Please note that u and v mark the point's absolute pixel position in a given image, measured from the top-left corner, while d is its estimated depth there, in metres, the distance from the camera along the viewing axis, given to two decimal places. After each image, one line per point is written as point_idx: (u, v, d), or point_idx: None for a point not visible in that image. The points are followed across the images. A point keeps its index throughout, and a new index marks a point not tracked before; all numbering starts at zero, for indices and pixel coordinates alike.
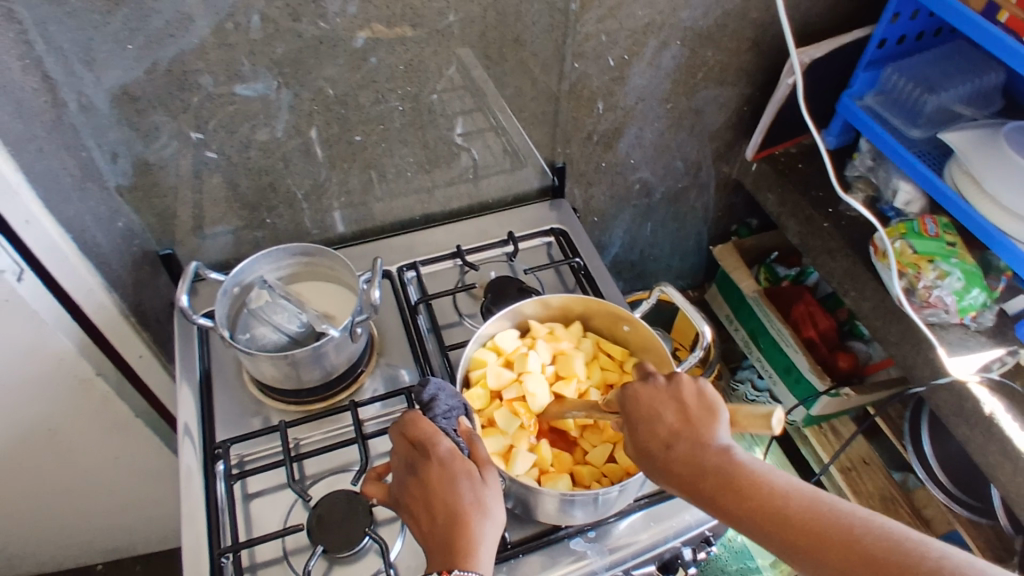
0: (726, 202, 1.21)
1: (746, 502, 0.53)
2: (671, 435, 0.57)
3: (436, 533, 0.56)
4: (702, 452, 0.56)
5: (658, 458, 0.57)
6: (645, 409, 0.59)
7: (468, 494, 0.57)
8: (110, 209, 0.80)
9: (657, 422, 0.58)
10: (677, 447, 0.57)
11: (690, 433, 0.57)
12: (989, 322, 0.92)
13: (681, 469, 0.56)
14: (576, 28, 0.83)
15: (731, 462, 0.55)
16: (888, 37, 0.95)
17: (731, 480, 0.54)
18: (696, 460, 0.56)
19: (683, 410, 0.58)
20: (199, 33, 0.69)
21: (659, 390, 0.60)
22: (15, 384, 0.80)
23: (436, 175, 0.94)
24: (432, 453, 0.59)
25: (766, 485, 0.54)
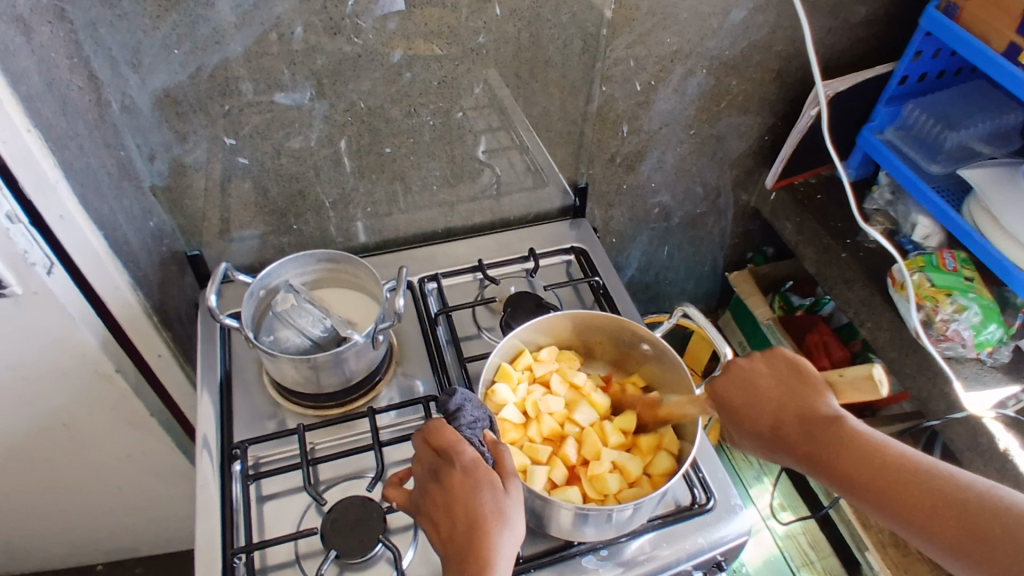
0: (743, 229, 1.22)
1: (851, 456, 0.58)
2: (776, 400, 0.63)
3: (457, 539, 0.57)
4: (807, 412, 0.62)
5: (757, 420, 0.63)
6: (744, 383, 0.64)
7: (489, 502, 0.58)
8: (143, 208, 0.82)
9: (758, 392, 0.64)
10: (781, 414, 0.62)
11: (790, 398, 0.63)
12: (1004, 359, 0.93)
13: (780, 430, 0.62)
14: (606, 53, 0.85)
15: (835, 421, 0.60)
16: (909, 74, 0.97)
17: (833, 437, 0.60)
18: (801, 420, 0.61)
19: (784, 379, 0.64)
20: (243, 42, 0.72)
21: (761, 364, 0.65)
22: (37, 376, 0.81)
23: (460, 190, 0.96)
24: (455, 460, 0.60)
25: (869, 443, 0.59)
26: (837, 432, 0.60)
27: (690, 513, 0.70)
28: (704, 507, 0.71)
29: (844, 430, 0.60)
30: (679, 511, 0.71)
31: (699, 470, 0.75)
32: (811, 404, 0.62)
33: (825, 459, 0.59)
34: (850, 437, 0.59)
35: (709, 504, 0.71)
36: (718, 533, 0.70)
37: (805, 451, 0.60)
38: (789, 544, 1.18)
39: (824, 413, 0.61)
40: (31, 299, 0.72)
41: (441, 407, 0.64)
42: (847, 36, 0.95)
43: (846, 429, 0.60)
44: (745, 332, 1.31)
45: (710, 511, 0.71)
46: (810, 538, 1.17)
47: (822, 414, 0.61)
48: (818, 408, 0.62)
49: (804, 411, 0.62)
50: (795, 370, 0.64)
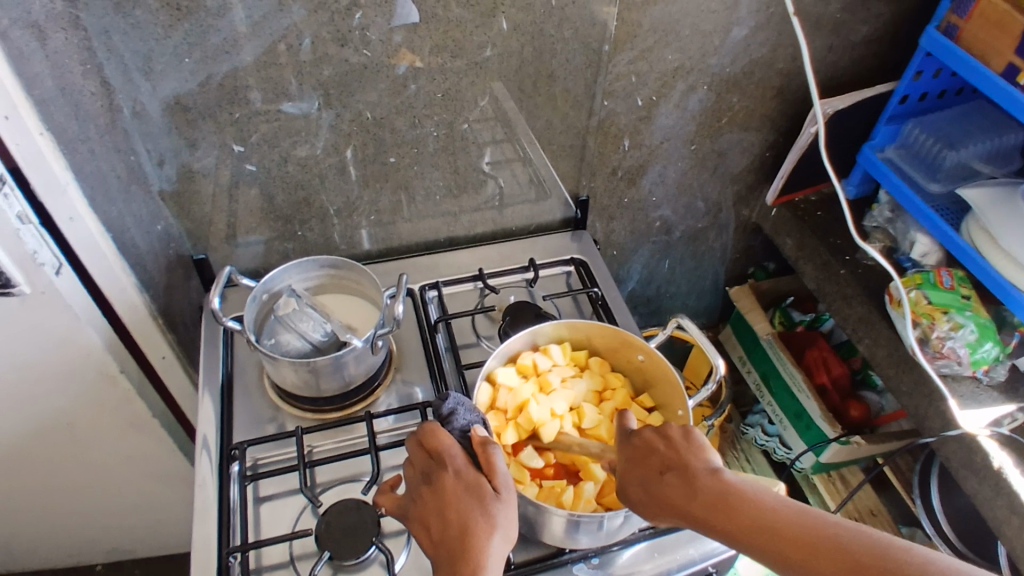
0: (744, 244, 1.23)
1: (742, 518, 0.55)
2: (665, 464, 0.60)
3: (447, 542, 0.58)
4: (694, 475, 0.58)
5: (649, 488, 0.59)
6: (639, 448, 0.62)
7: (481, 504, 0.58)
8: (152, 212, 0.84)
9: (647, 459, 0.61)
10: (669, 477, 0.59)
11: (678, 461, 0.60)
12: (1001, 377, 0.93)
13: (668, 493, 0.58)
14: (608, 68, 0.87)
15: (723, 482, 0.57)
16: (910, 94, 0.98)
17: (722, 497, 0.56)
18: (690, 483, 0.58)
19: (673, 442, 0.61)
20: (252, 51, 0.74)
21: (649, 434, 0.63)
22: (42, 375, 0.83)
23: (463, 201, 0.97)
24: (448, 462, 0.61)
25: (755, 500, 0.56)
26: (724, 492, 0.56)
27: (683, 523, 0.71)
28: None
29: (730, 490, 0.56)
30: (671, 521, 0.71)
31: None
32: (697, 466, 0.59)
33: (719, 525, 0.55)
34: (738, 498, 0.56)
35: None
36: (711, 545, 0.70)
37: (698, 517, 0.56)
38: None
39: (711, 471, 0.58)
40: (39, 298, 0.74)
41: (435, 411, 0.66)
42: (847, 55, 0.96)
43: (733, 490, 0.56)
44: (745, 347, 1.31)
45: None
46: None
47: (706, 474, 0.58)
48: (702, 469, 0.58)
49: (692, 472, 0.58)
50: (680, 435, 0.62)
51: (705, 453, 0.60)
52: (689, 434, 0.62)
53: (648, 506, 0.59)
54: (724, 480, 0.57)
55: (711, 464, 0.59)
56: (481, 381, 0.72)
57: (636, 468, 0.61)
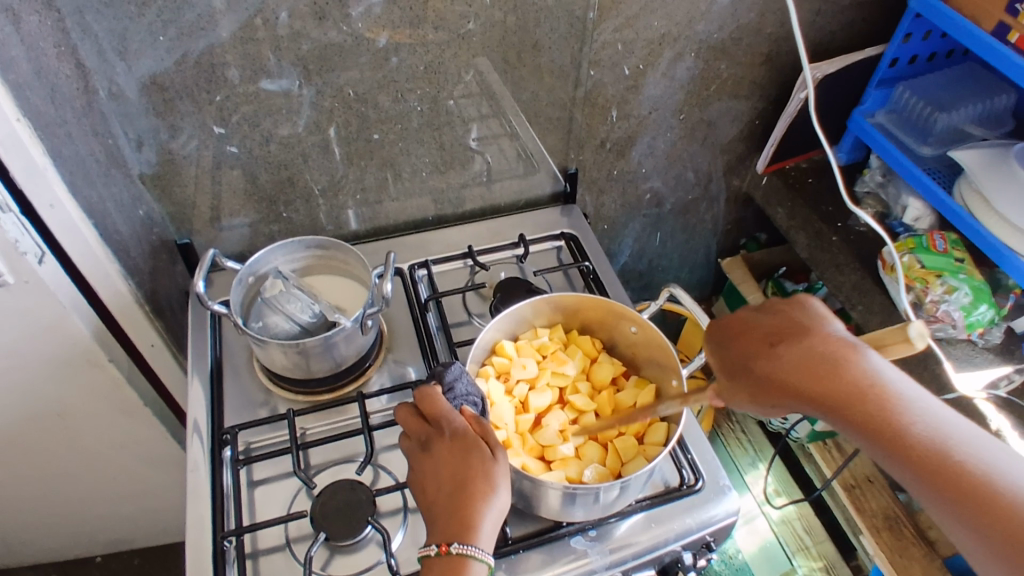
0: (736, 215, 1.22)
1: (868, 408, 0.51)
2: (776, 337, 0.56)
3: (442, 503, 0.57)
4: (809, 353, 0.54)
5: (767, 366, 0.54)
6: (745, 326, 0.59)
7: (476, 467, 0.58)
8: (133, 196, 0.82)
9: (754, 332, 0.58)
10: (780, 344, 0.55)
11: (790, 335, 0.56)
12: (996, 339, 0.93)
13: (783, 368, 0.54)
14: (594, 37, 0.85)
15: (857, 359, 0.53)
16: (899, 57, 0.97)
17: (847, 377, 0.52)
18: (815, 355, 0.54)
19: (785, 319, 0.58)
20: (227, 28, 0.71)
21: (771, 315, 0.59)
22: (29, 365, 0.82)
23: (450, 177, 0.96)
24: (446, 429, 0.60)
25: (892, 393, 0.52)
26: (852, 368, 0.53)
27: (679, 493, 0.70)
28: (693, 488, 0.71)
29: (844, 365, 0.53)
30: (667, 492, 0.71)
31: (687, 451, 0.75)
32: (816, 339, 0.55)
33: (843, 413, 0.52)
34: (873, 388, 0.52)
35: (698, 485, 0.71)
36: (708, 513, 0.70)
37: (813, 393, 0.53)
38: (785, 529, 1.18)
39: (829, 342, 0.55)
40: (22, 288, 0.72)
41: (436, 377, 0.65)
42: (837, 18, 0.95)
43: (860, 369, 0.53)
44: None
45: (698, 492, 0.71)
46: (805, 523, 1.18)
47: (826, 351, 0.54)
48: (822, 345, 0.55)
49: (816, 343, 0.54)
50: (796, 311, 0.59)
51: (829, 325, 0.57)
52: (808, 310, 0.58)
53: (756, 391, 0.54)
54: (845, 362, 0.53)
55: (837, 344, 0.55)
56: (501, 319, 0.73)
57: (744, 344, 0.57)
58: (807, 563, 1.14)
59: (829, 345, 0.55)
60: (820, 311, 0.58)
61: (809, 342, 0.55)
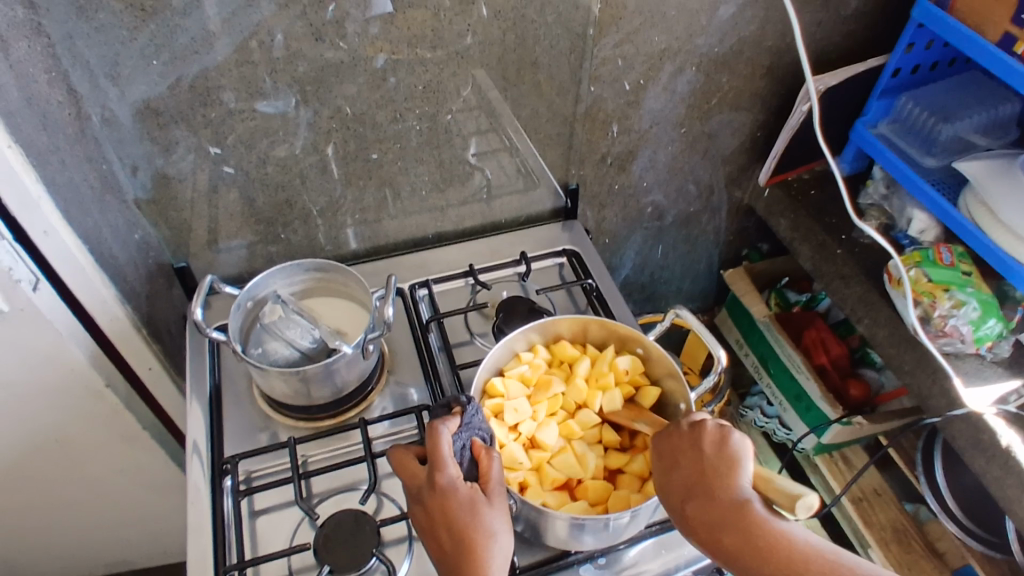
0: (738, 226, 1.21)
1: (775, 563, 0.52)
2: (691, 482, 0.57)
3: (448, 561, 0.55)
4: (720, 506, 0.55)
5: (686, 512, 0.56)
6: (672, 455, 0.60)
7: (478, 520, 0.56)
8: (128, 221, 0.81)
9: (676, 473, 0.58)
10: (693, 496, 0.56)
11: (709, 486, 0.56)
12: (1005, 352, 0.91)
13: (695, 517, 0.55)
14: (594, 53, 0.84)
15: (766, 521, 0.53)
16: (902, 66, 0.96)
17: (755, 542, 0.52)
18: (727, 520, 0.54)
19: (701, 458, 0.57)
20: (222, 51, 0.70)
21: (695, 447, 0.58)
22: (25, 394, 0.80)
23: (449, 194, 0.95)
24: (440, 483, 0.57)
25: (799, 551, 0.52)
26: (761, 531, 0.53)
27: None
28: None
29: (749, 517, 0.53)
30: None
31: None
32: (728, 486, 0.55)
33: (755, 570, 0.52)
34: (772, 545, 0.52)
35: None
36: None
37: (722, 547, 0.54)
38: None
39: (741, 504, 0.54)
40: (16, 317, 0.71)
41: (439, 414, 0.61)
42: (838, 30, 0.94)
43: (767, 533, 0.52)
44: (742, 330, 1.30)
45: None
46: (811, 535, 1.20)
47: (733, 501, 0.54)
48: (731, 494, 0.55)
49: (724, 506, 0.54)
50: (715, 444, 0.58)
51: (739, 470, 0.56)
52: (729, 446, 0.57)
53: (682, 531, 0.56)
54: (750, 512, 0.53)
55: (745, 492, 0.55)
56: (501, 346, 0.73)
57: (673, 481, 0.58)
58: None
59: (738, 492, 0.55)
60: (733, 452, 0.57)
61: (721, 490, 0.55)
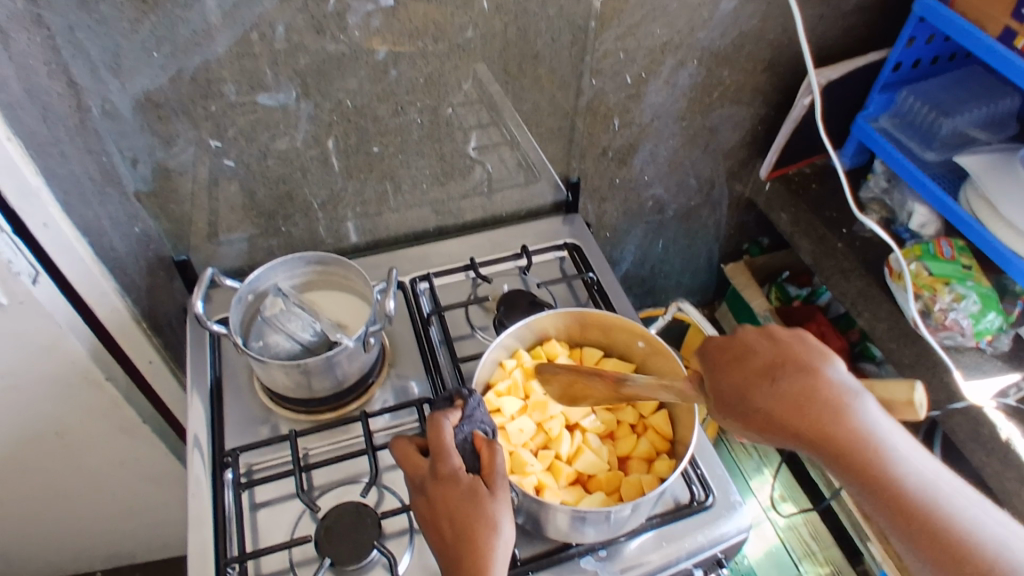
0: (739, 220, 1.21)
1: (859, 439, 0.52)
2: (773, 365, 0.56)
3: (449, 550, 0.55)
4: (810, 386, 0.54)
5: (772, 391, 0.54)
6: (740, 347, 0.58)
7: (479, 509, 0.55)
8: (129, 214, 0.80)
9: (753, 359, 0.57)
10: (780, 377, 0.55)
11: (794, 368, 0.55)
12: (1005, 346, 0.92)
13: (783, 393, 0.54)
14: (596, 46, 0.84)
15: (856, 400, 0.54)
16: (902, 61, 0.96)
17: (847, 436, 0.52)
18: (818, 399, 0.53)
19: (783, 347, 0.57)
20: (222, 43, 0.70)
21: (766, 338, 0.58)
22: (26, 387, 0.80)
23: (450, 188, 0.94)
24: (442, 473, 0.58)
25: (895, 457, 0.53)
26: (856, 427, 0.53)
27: (689, 510, 0.69)
28: (703, 505, 0.70)
29: (843, 394, 0.54)
30: (678, 509, 0.70)
31: (697, 467, 0.73)
32: (819, 368, 0.55)
33: (836, 443, 0.52)
34: (861, 424, 0.53)
35: (708, 501, 0.70)
36: (718, 530, 0.69)
37: (809, 423, 0.53)
38: (790, 536, 1.18)
39: (836, 382, 0.54)
40: (17, 309, 0.71)
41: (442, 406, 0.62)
42: (840, 23, 0.94)
43: (866, 430, 0.53)
44: (742, 324, 1.30)
45: (709, 509, 0.70)
46: (812, 529, 1.16)
47: (829, 381, 0.54)
48: (825, 375, 0.55)
49: (812, 388, 0.54)
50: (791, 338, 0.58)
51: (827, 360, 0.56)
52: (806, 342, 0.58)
53: (751, 422, 0.54)
54: (844, 390, 0.54)
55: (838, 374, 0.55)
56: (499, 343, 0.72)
57: (738, 374, 0.56)
58: (814, 569, 1.14)
59: (830, 374, 0.55)
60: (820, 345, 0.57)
61: (813, 372, 0.55)
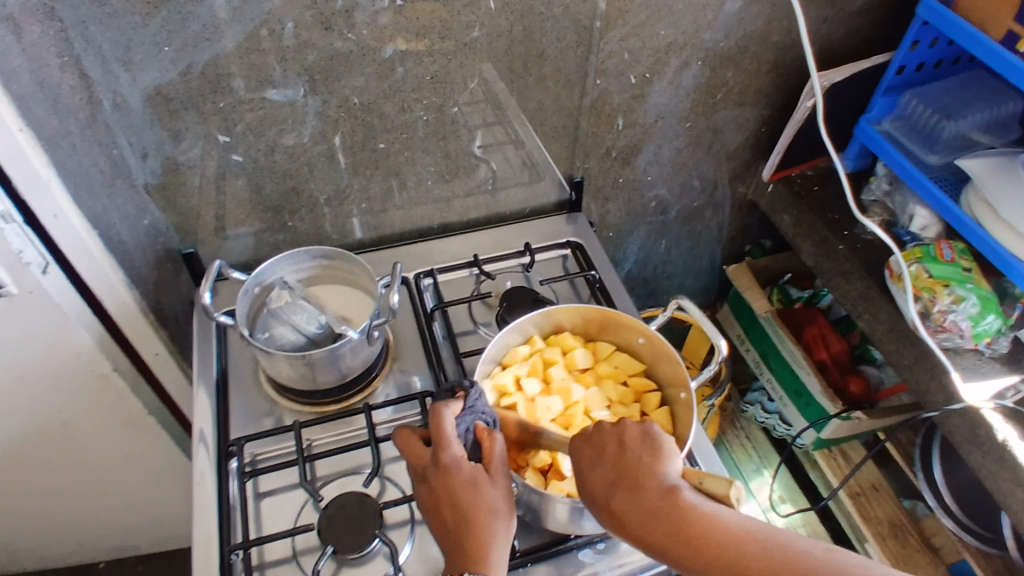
0: (741, 222, 1.22)
1: (699, 541, 0.50)
2: (617, 473, 0.57)
3: (451, 537, 0.56)
4: (644, 493, 0.54)
5: (613, 504, 0.56)
6: (593, 450, 0.59)
7: (481, 496, 0.57)
8: (137, 207, 0.82)
9: (602, 466, 0.58)
10: (621, 488, 0.56)
11: (630, 479, 0.56)
12: (1003, 349, 0.92)
13: (619, 507, 0.55)
14: (600, 46, 0.85)
15: (692, 505, 0.52)
16: (906, 64, 0.96)
17: (684, 529, 0.51)
18: (653, 503, 0.54)
19: (625, 450, 0.57)
20: (233, 38, 0.71)
21: (607, 435, 0.59)
22: (34, 376, 0.81)
23: (455, 185, 0.96)
24: (443, 462, 0.58)
25: (733, 533, 0.50)
26: (688, 517, 0.52)
27: None
28: None
29: (668, 499, 0.53)
30: None
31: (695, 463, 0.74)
32: (647, 471, 0.56)
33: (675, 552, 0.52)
34: (692, 527, 0.51)
35: None
36: None
37: (646, 532, 0.53)
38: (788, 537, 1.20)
39: (667, 489, 0.54)
40: (25, 299, 0.72)
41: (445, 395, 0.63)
42: (843, 27, 0.95)
43: (697, 519, 0.51)
44: (743, 325, 1.30)
45: None
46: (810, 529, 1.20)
47: (659, 489, 0.54)
48: (652, 481, 0.55)
49: (647, 488, 0.55)
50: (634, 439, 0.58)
51: (656, 456, 0.56)
52: (645, 437, 0.58)
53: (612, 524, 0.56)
54: (674, 494, 0.53)
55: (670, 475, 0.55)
56: (505, 335, 0.73)
57: (595, 479, 0.57)
58: None
59: (658, 476, 0.55)
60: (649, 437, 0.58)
61: (651, 471, 0.56)
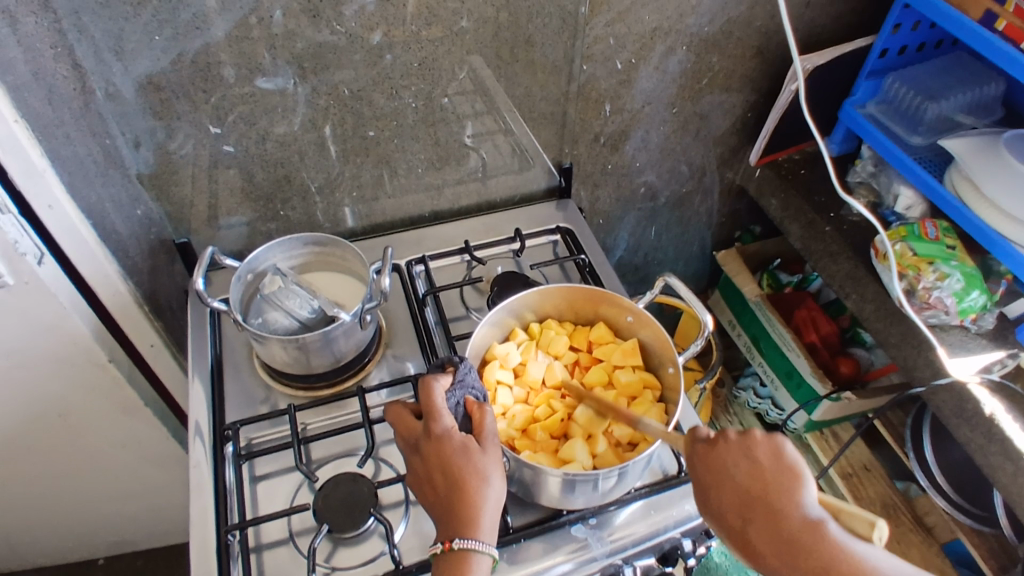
0: (730, 208, 1.23)
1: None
2: (749, 498, 0.56)
3: (442, 507, 0.58)
4: (788, 521, 0.54)
5: (746, 531, 0.56)
6: (715, 466, 0.57)
7: (471, 463, 0.58)
8: (131, 196, 0.82)
9: (730, 483, 0.57)
10: (755, 517, 0.55)
11: (767, 502, 0.55)
12: (989, 325, 0.93)
13: (755, 537, 0.55)
14: (586, 32, 0.86)
15: (836, 542, 0.52)
16: (890, 47, 0.98)
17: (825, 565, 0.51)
18: (790, 537, 0.53)
19: (757, 471, 0.56)
20: (223, 26, 0.72)
21: (735, 448, 0.58)
22: (31, 367, 0.82)
23: (445, 173, 0.96)
24: (434, 431, 0.60)
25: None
26: (829, 553, 0.52)
27: (677, 481, 0.71)
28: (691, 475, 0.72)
29: (817, 535, 0.52)
30: (666, 480, 0.72)
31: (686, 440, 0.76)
32: (787, 499, 0.55)
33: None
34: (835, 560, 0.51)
35: None
36: None
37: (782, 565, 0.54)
38: None
39: (808, 521, 0.53)
40: (23, 289, 0.72)
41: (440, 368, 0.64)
42: (825, 11, 0.96)
43: (842, 561, 0.51)
44: (734, 311, 1.32)
45: None
46: None
47: (800, 521, 0.54)
48: (794, 512, 0.54)
49: (789, 522, 0.54)
50: (769, 455, 0.57)
51: (795, 483, 0.55)
52: (779, 456, 0.57)
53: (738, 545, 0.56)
54: (817, 528, 0.53)
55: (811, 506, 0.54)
56: (491, 317, 0.74)
57: (720, 498, 0.57)
58: None
59: (800, 507, 0.54)
60: (786, 460, 0.57)
61: (791, 501, 0.55)
